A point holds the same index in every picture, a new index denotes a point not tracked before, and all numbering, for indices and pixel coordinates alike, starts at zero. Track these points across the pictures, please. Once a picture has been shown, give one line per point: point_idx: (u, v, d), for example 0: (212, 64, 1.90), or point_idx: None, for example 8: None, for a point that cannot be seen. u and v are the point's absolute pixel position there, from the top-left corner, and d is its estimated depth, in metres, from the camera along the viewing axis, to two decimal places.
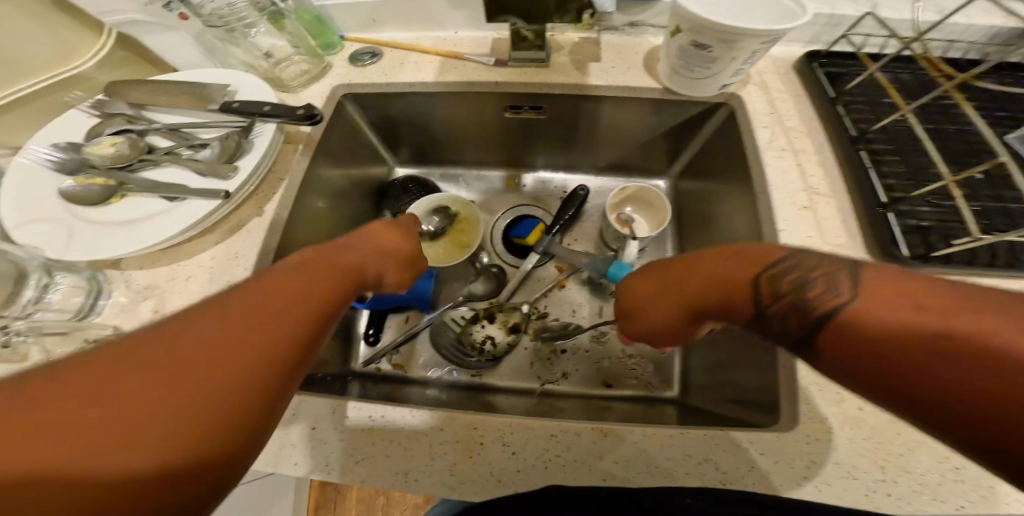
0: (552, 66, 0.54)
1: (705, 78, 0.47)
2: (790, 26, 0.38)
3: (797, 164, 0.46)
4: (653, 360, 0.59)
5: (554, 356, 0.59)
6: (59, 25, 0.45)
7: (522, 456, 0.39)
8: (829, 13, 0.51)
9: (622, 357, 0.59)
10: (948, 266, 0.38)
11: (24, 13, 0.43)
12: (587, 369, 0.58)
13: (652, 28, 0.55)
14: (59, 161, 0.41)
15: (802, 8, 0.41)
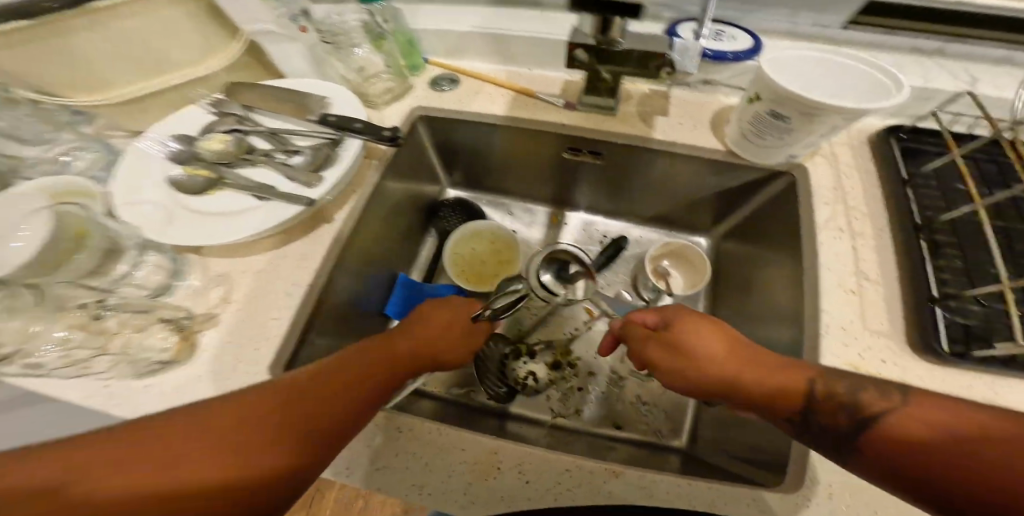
0: (619, 114, 0.56)
1: (779, 147, 0.47)
2: (877, 106, 0.37)
3: (852, 247, 0.45)
4: (665, 409, 0.58)
5: (571, 392, 0.60)
6: (205, 29, 0.49)
7: (535, 487, 0.40)
8: (922, 86, 0.51)
9: (636, 402, 0.59)
10: (995, 369, 0.36)
11: (181, 16, 0.47)
12: (600, 408, 0.58)
13: (726, 87, 0.56)
14: (175, 151, 0.46)
15: (897, 85, 0.40)
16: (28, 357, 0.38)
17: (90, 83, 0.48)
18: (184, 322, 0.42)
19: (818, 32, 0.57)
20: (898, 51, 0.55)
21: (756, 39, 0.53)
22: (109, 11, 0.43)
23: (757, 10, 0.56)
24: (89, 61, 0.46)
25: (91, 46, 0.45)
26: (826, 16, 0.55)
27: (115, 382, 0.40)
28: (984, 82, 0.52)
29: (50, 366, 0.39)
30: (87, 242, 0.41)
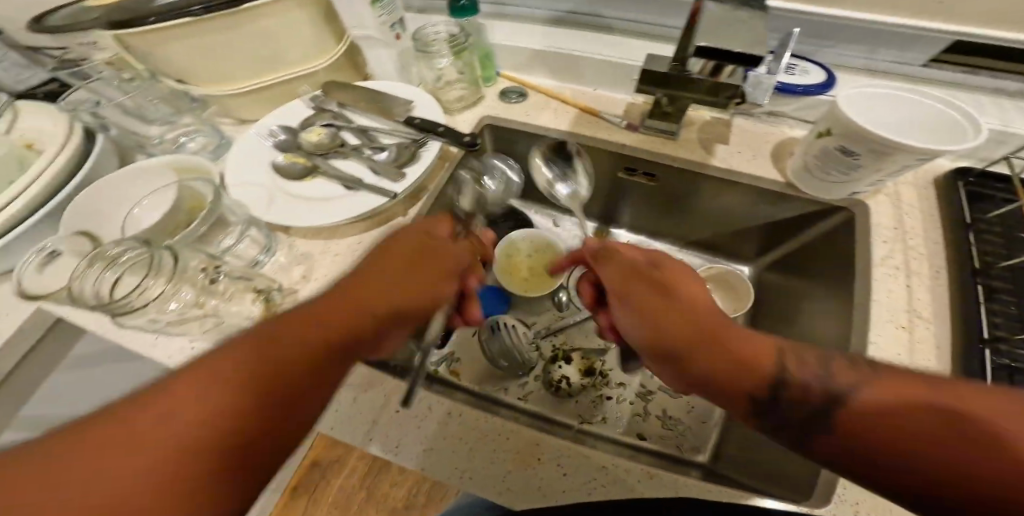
0: (679, 139, 0.58)
1: (844, 183, 0.48)
2: (952, 149, 0.38)
3: (907, 286, 0.45)
4: (690, 426, 0.60)
5: (600, 401, 0.61)
6: (322, 35, 0.55)
7: (570, 479, 0.42)
8: (999, 130, 0.50)
9: (664, 417, 0.60)
10: None
11: (310, 24, 0.53)
12: (626, 419, 0.60)
13: (792, 119, 0.58)
14: (281, 140, 0.53)
15: (973, 123, 0.41)
16: (148, 313, 0.42)
17: (216, 78, 0.54)
18: (274, 293, 0.47)
19: (895, 70, 0.57)
20: (977, 95, 0.54)
21: (830, 74, 0.54)
22: (243, 17, 0.48)
23: (833, 45, 0.57)
24: (221, 56, 0.52)
25: (224, 44, 0.50)
26: (906, 55, 0.55)
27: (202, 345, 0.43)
28: None
29: (162, 322, 0.44)
30: (204, 215, 0.47)
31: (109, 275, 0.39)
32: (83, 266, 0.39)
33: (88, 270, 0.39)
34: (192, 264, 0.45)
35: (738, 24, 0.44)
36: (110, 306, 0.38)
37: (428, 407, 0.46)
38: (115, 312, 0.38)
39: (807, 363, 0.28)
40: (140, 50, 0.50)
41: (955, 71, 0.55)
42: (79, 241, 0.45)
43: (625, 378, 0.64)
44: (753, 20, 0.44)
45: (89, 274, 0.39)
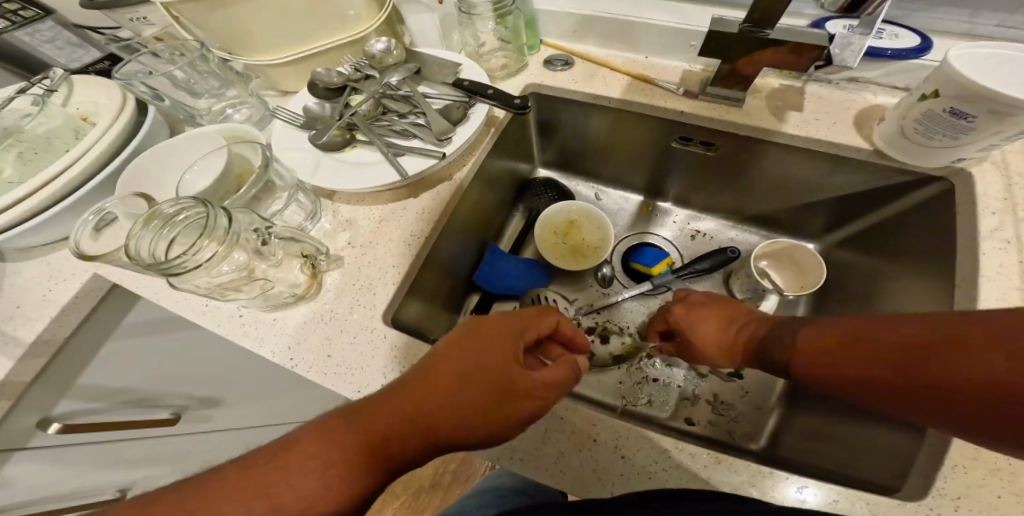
0: (745, 107, 0.54)
1: (947, 149, 0.43)
2: None
3: (1021, 261, 0.39)
4: (744, 412, 0.57)
5: (645, 383, 0.58)
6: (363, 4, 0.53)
7: (630, 463, 0.39)
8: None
9: (715, 401, 0.57)
10: None
11: None
12: (671, 400, 0.57)
13: (876, 86, 0.52)
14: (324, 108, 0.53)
15: None
16: (203, 275, 0.41)
17: (259, 47, 0.54)
18: (318, 260, 0.48)
19: (1000, 35, 0.50)
20: None
21: (926, 37, 0.49)
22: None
23: (927, 8, 0.51)
24: (271, 23, 0.51)
25: (272, 8, 0.49)
26: (1016, 15, 0.48)
27: (248, 313, 0.47)
28: None
29: (210, 288, 0.45)
30: (255, 179, 0.45)
31: (165, 234, 0.39)
32: (139, 225, 0.39)
33: (143, 230, 0.39)
34: (245, 225, 0.44)
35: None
36: (166, 264, 0.36)
37: None
38: (171, 272, 0.37)
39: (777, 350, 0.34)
40: (194, 21, 0.50)
41: None
42: (137, 204, 0.44)
43: (673, 360, 0.60)
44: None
45: (146, 233, 0.39)
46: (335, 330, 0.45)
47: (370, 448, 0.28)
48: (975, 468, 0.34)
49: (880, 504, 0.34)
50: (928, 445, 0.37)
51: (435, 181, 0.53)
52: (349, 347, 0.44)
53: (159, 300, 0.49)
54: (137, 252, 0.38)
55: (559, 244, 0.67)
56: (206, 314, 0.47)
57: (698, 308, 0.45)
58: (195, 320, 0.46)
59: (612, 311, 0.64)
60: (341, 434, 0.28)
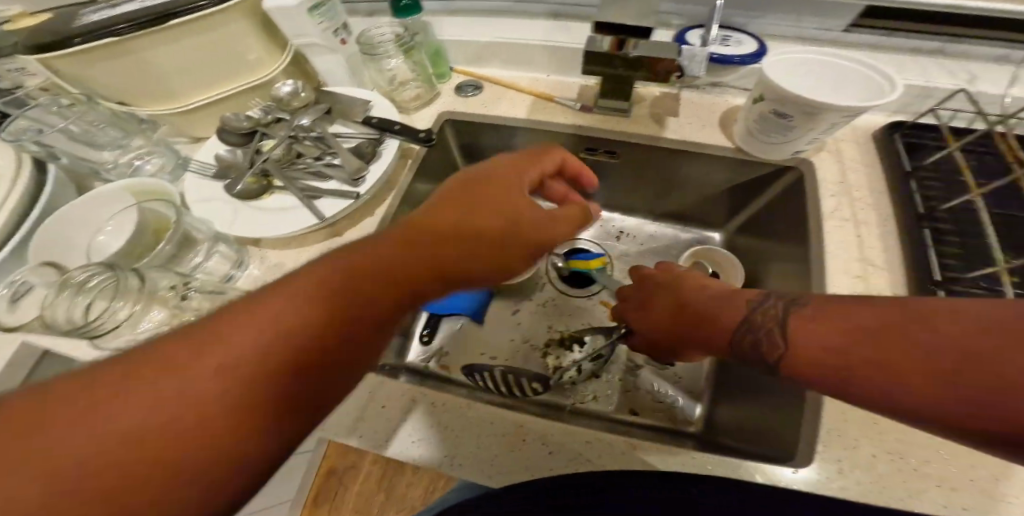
0: (633, 116, 0.61)
1: (784, 143, 0.51)
2: (874, 104, 0.42)
3: (857, 236, 0.47)
4: (683, 395, 0.63)
5: (589, 378, 0.63)
6: (268, 51, 0.56)
7: (556, 457, 0.44)
8: (921, 84, 0.54)
9: (652, 390, 0.63)
10: None
11: (254, 33, 0.53)
12: (617, 395, 0.62)
13: (732, 88, 0.61)
14: (235, 156, 0.55)
15: (891, 81, 0.45)
16: (125, 334, 0.44)
17: (157, 93, 0.54)
18: None
19: (822, 36, 0.61)
20: (899, 54, 0.58)
21: (761, 44, 0.58)
22: (184, 30, 0.48)
23: (767, 17, 0.60)
24: (169, 72, 0.52)
25: (169, 57, 0.50)
26: (828, 20, 0.59)
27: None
28: (983, 79, 0.54)
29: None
30: (169, 233, 0.47)
31: (80, 301, 0.42)
32: (52, 296, 0.41)
33: (57, 299, 0.41)
34: (161, 284, 0.46)
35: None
36: (84, 326, 0.39)
37: (413, 400, 0.48)
38: (92, 334, 0.40)
39: (771, 345, 0.30)
40: (79, 73, 0.50)
41: (873, 34, 0.59)
42: (46, 272, 0.45)
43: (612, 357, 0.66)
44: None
45: (61, 301, 0.41)
46: None
47: (338, 318, 0.27)
48: (847, 430, 0.40)
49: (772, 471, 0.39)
50: (811, 406, 0.42)
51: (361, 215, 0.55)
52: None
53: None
54: (55, 319, 0.41)
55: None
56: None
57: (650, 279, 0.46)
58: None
59: (554, 318, 0.70)
60: (295, 310, 0.26)
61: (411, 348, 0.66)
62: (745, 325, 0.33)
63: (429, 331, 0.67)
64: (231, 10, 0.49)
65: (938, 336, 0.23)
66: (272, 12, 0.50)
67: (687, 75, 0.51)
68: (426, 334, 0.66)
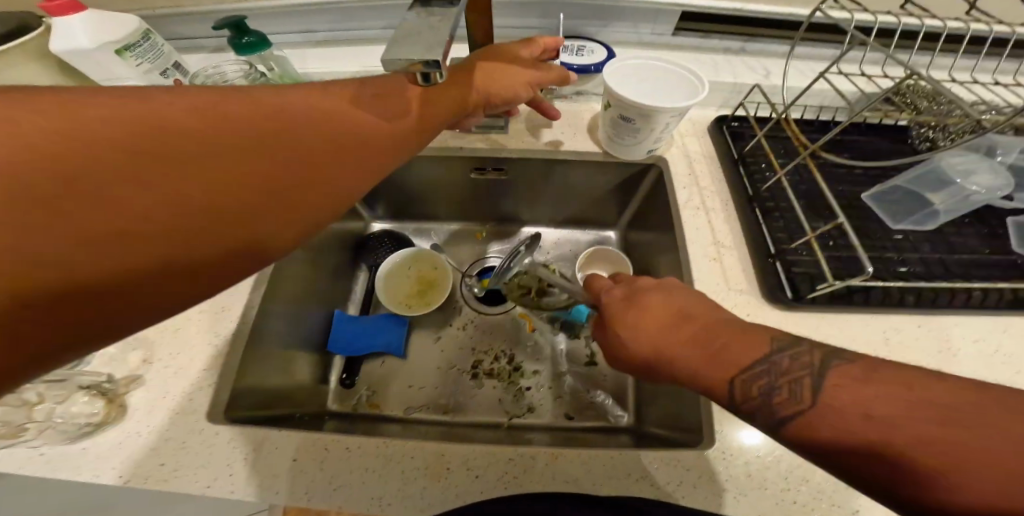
0: (510, 132, 0.65)
1: (638, 144, 0.57)
2: (690, 103, 0.50)
3: (708, 221, 0.54)
4: (610, 391, 0.66)
5: (520, 393, 0.66)
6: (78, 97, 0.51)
7: (483, 479, 0.45)
8: (731, 83, 0.62)
9: (582, 391, 0.66)
10: (820, 306, 0.44)
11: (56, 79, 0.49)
12: (550, 402, 0.65)
13: (595, 96, 0.68)
14: None
15: (701, 82, 0.53)
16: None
17: None
18: (107, 387, 0.44)
19: (658, 40, 0.69)
20: (716, 54, 0.68)
21: (610, 51, 0.64)
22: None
23: (609, 26, 0.67)
24: None
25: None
26: (658, 26, 0.67)
27: (48, 450, 0.41)
28: (779, 73, 0.66)
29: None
30: None
31: None
32: None
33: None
34: None
35: (426, 30, 0.27)
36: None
37: (326, 448, 0.45)
38: None
39: (789, 397, 0.27)
40: None
41: (695, 36, 0.68)
42: None
43: (539, 366, 0.69)
44: (443, 24, 0.28)
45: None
46: (162, 440, 0.43)
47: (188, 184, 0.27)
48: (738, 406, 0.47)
49: (686, 458, 0.44)
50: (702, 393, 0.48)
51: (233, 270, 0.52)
52: (182, 453, 0.43)
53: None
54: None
55: (406, 279, 0.73)
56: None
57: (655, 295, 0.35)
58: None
59: (477, 339, 0.71)
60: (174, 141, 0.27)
61: (333, 394, 0.65)
62: (742, 376, 0.28)
63: (348, 375, 0.65)
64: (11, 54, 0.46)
65: (1008, 432, 0.19)
66: (65, 56, 0.45)
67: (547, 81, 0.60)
68: (346, 378, 0.65)
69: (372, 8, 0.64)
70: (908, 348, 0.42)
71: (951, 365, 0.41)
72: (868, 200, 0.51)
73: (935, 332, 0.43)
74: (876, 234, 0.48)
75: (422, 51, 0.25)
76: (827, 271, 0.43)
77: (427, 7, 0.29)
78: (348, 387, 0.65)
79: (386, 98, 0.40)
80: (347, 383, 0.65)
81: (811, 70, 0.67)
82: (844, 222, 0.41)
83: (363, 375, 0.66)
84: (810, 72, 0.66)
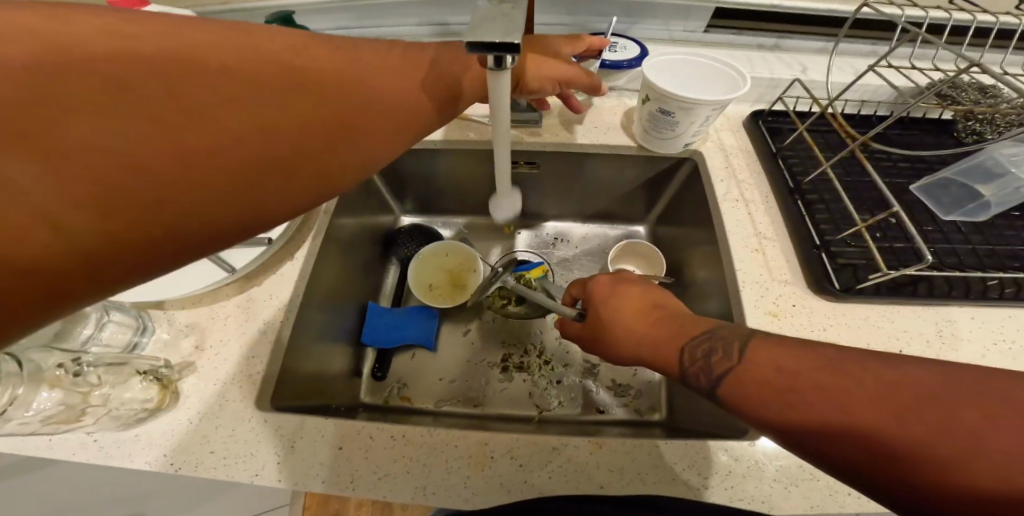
0: (544, 126, 0.66)
1: (676, 138, 0.58)
2: (732, 97, 0.50)
3: (748, 214, 0.54)
4: (639, 388, 0.66)
5: (550, 387, 0.66)
6: None
7: (527, 468, 0.45)
8: (768, 77, 0.63)
9: (611, 386, 0.66)
10: (871, 297, 0.45)
11: None
12: (581, 396, 0.65)
13: (627, 91, 0.68)
14: None
15: (742, 76, 0.53)
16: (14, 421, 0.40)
17: None
18: (163, 371, 0.45)
19: (689, 36, 0.69)
20: (748, 51, 0.69)
21: (643, 47, 0.64)
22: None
23: (642, 24, 0.68)
24: None
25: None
26: (690, 23, 0.67)
27: (103, 436, 0.42)
28: (813, 68, 0.66)
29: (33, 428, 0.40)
30: None
31: None
32: None
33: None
34: (47, 363, 0.43)
35: (502, 17, 0.28)
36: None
37: (371, 436, 0.46)
38: None
39: (723, 357, 0.33)
40: None
41: (727, 33, 0.68)
42: None
43: (568, 360, 0.69)
44: (517, 12, 0.29)
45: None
46: (211, 427, 0.44)
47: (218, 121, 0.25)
48: None
49: (737, 448, 0.44)
50: None
51: (278, 259, 0.54)
52: (231, 441, 0.43)
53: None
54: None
55: (439, 275, 0.73)
56: (47, 452, 0.40)
57: (620, 287, 0.44)
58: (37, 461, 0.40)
59: (506, 334, 0.71)
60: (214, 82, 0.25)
61: (366, 386, 0.65)
62: (691, 346, 0.35)
63: (380, 367, 0.66)
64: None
65: (892, 398, 0.24)
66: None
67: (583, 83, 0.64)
68: (378, 370, 0.66)
69: (407, 6, 0.65)
70: (961, 339, 0.43)
71: (1006, 357, 0.41)
72: (919, 191, 0.52)
73: (988, 324, 0.44)
74: (923, 226, 0.48)
75: (502, 37, 0.26)
76: (879, 261, 0.44)
77: None
78: (381, 379, 0.66)
79: (440, 66, 0.39)
80: (379, 376, 0.66)
81: (849, 65, 0.67)
82: (901, 213, 0.42)
83: (395, 367, 0.67)
84: (845, 67, 0.66)
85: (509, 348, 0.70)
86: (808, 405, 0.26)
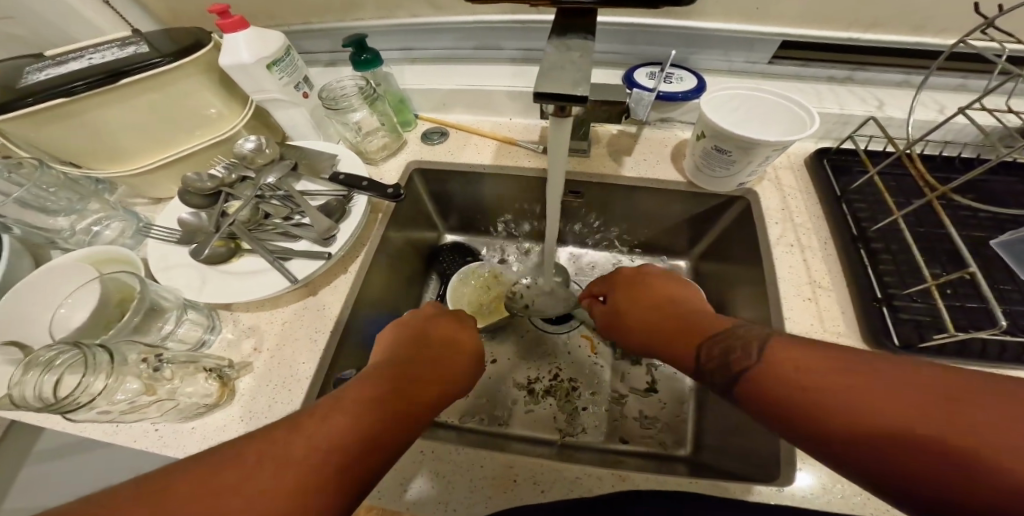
0: (591, 155, 0.66)
1: (730, 177, 0.56)
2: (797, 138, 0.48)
3: (803, 260, 0.52)
4: (667, 421, 0.65)
5: (576, 412, 0.65)
6: (230, 106, 0.60)
7: (549, 494, 0.45)
8: (838, 114, 0.60)
9: (639, 415, 0.65)
10: (933, 355, 0.42)
11: (217, 85, 0.58)
12: (604, 424, 0.64)
13: (680, 123, 0.67)
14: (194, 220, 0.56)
15: (809, 114, 0.51)
16: (98, 406, 0.43)
17: (116, 158, 0.57)
18: (225, 370, 0.49)
19: (750, 68, 0.67)
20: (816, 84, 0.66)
21: (701, 79, 0.63)
22: (137, 88, 0.51)
23: (701, 55, 0.67)
24: (123, 132, 0.54)
25: (120, 117, 0.53)
26: (752, 55, 0.66)
27: (164, 426, 0.47)
28: (889, 106, 0.62)
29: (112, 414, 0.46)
30: (135, 306, 0.47)
31: (48, 377, 0.40)
32: (19, 373, 0.40)
33: (25, 377, 0.40)
34: (130, 356, 0.46)
35: (569, 64, 0.32)
36: (57, 405, 0.38)
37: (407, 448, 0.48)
38: (63, 411, 0.38)
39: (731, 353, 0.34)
40: (27, 138, 0.51)
41: (793, 66, 0.66)
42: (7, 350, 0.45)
43: (597, 388, 0.68)
44: (584, 58, 0.32)
45: (29, 380, 0.40)
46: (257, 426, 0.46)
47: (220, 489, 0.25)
48: None
49: (764, 493, 0.42)
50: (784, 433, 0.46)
51: (335, 270, 0.58)
52: None
53: (65, 428, 0.47)
54: (24, 398, 0.39)
55: (480, 290, 0.75)
56: (110, 435, 0.46)
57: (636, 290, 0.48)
58: (106, 443, 0.45)
59: (536, 356, 0.72)
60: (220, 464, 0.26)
61: None
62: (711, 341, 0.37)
63: None
64: (188, 67, 0.53)
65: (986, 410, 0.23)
66: (229, 70, 0.52)
67: (636, 114, 0.63)
68: None
69: (465, 31, 0.68)
70: None
71: None
72: (1002, 246, 0.48)
73: None
74: (1001, 285, 0.45)
75: (570, 88, 0.30)
76: (947, 319, 0.41)
77: (564, 39, 0.34)
78: None
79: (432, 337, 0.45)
80: None
81: (935, 104, 0.62)
82: (973, 270, 0.40)
83: None
84: (929, 105, 0.61)
85: (538, 372, 0.70)
86: (809, 392, 0.28)
